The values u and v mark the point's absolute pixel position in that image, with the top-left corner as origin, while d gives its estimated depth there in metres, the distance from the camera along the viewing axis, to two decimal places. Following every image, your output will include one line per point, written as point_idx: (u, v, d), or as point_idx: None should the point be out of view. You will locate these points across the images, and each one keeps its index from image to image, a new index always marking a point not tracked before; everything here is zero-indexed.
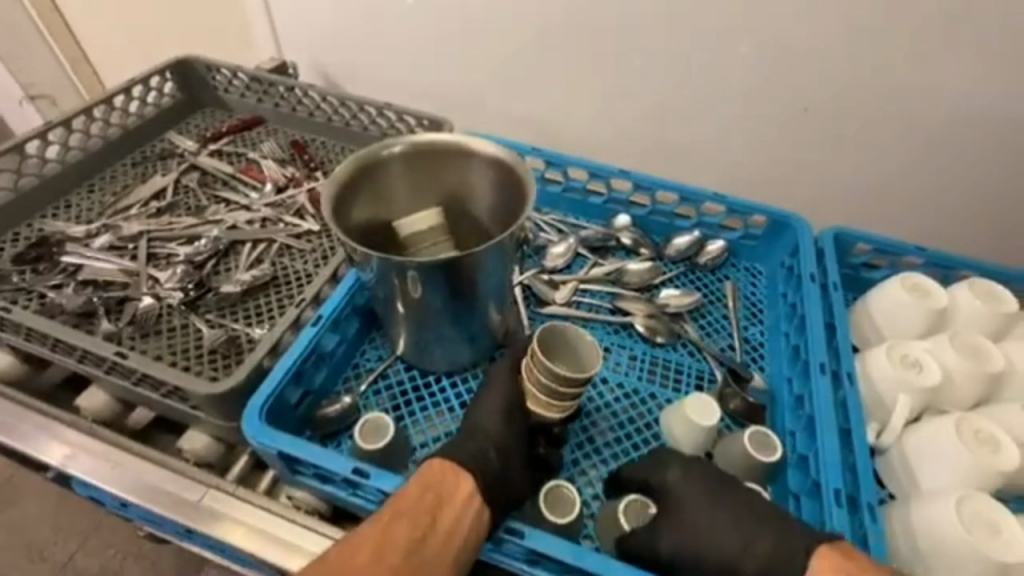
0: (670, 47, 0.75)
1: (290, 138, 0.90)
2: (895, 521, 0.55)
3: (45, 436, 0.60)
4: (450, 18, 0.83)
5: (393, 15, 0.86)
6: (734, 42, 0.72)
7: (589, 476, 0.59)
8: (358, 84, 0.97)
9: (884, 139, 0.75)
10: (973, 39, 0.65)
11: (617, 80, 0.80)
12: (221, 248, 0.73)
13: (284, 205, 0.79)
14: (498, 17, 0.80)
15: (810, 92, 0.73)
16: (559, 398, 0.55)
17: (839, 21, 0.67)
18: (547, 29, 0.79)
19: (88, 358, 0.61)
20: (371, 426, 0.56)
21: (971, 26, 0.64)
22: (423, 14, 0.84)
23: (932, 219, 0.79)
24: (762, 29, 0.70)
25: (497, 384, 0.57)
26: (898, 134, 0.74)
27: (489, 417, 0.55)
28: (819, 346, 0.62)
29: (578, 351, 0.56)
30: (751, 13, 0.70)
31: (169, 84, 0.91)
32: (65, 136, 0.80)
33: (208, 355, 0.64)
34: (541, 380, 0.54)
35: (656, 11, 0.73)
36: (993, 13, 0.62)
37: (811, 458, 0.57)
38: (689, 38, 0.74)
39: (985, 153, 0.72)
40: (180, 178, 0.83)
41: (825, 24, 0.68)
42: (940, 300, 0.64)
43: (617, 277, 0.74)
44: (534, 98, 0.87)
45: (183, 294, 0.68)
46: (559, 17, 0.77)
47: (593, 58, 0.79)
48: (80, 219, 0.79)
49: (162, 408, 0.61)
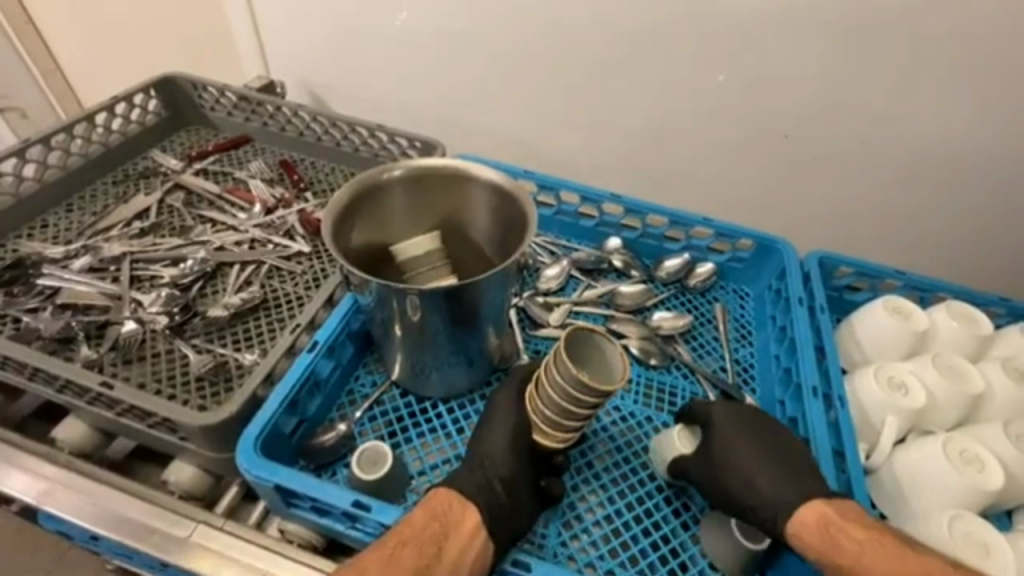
0: (662, 74, 0.77)
1: (278, 157, 0.89)
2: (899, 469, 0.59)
3: (18, 470, 0.58)
4: (442, 39, 0.84)
5: (385, 36, 0.86)
6: (723, 71, 0.75)
7: (588, 501, 0.59)
8: (349, 104, 0.97)
9: (863, 167, 0.78)
10: (963, 67, 0.67)
11: (607, 106, 0.82)
12: (208, 269, 0.72)
13: (273, 226, 0.78)
14: (491, 43, 0.82)
15: (799, 121, 0.76)
16: (566, 416, 0.53)
17: (826, 51, 0.70)
18: (541, 54, 0.81)
19: (70, 388, 0.58)
20: (370, 455, 0.55)
21: (961, 59, 0.67)
22: (418, 36, 0.85)
23: (909, 240, 0.82)
24: (749, 58, 0.73)
25: (498, 409, 0.57)
26: (879, 160, 0.77)
27: (492, 442, 0.55)
28: (810, 369, 0.64)
29: (598, 364, 0.53)
30: (739, 43, 0.72)
31: (154, 102, 0.89)
32: (45, 154, 0.78)
33: (195, 382, 0.62)
34: (545, 397, 0.54)
35: (648, 41, 0.75)
36: (984, 44, 0.65)
37: (800, 418, 0.63)
38: (681, 65, 0.76)
39: (962, 177, 0.75)
40: (165, 198, 0.81)
41: (814, 56, 0.71)
42: (920, 323, 0.66)
43: (610, 299, 0.75)
44: (528, 121, 0.88)
45: (169, 318, 0.66)
46: (552, 40, 0.79)
47: (588, 86, 0.81)
48: (57, 240, 0.76)
49: (147, 439, 0.58)
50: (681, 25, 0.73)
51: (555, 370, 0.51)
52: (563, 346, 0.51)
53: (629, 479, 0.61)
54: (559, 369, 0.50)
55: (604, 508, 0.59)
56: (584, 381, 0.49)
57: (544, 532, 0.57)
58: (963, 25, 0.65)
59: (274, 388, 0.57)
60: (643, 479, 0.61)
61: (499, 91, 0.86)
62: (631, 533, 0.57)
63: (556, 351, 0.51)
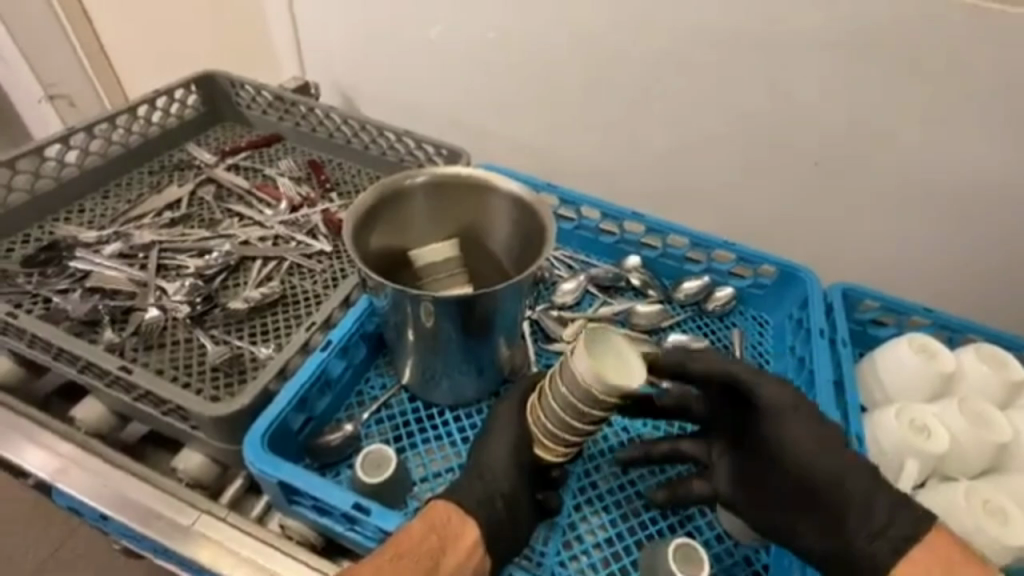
0: (690, 91, 0.77)
1: (307, 156, 0.91)
2: None
3: (36, 446, 0.59)
4: (465, 46, 0.85)
5: (412, 39, 0.88)
6: (749, 91, 0.74)
7: (590, 522, 0.58)
8: (378, 108, 0.99)
9: (907, 200, 0.76)
10: (1005, 101, 0.65)
11: (621, 118, 0.83)
12: (231, 262, 0.73)
13: (298, 224, 0.79)
14: (515, 52, 0.83)
15: (819, 138, 0.75)
16: (568, 429, 0.53)
17: (860, 77, 0.69)
18: (559, 62, 0.81)
19: (91, 369, 0.60)
20: (373, 458, 0.55)
21: (1003, 92, 0.65)
22: (444, 41, 0.86)
23: (945, 281, 0.80)
24: (778, 79, 0.72)
25: (501, 416, 0.57)
26: (924, 199, 0.75)
27: (495, 453, 0.55)
28: (828, 404, 0.62)
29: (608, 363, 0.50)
30: (766, 63, 0.72)
31: (193, 97, 0.92)
32: (86, 142, 0.81)
33: (211, 372, 0.63)
34: (548, 409, 0.53)
35: (671, 55, 0.75)
36: None
37: None
38: (707, 83, 0.75)
39: (1003, 219, 0.73)
40: (196, 190, 0.84)
41: (845, 81, 0.70)
42: (946, 364, 0.64)
43: (626, 318, 0.74)
44: (556, 135, 0.88)
45: (190, 308, 0.68)
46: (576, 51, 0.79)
47: (600, 95, 0.82)
48: (91, 225, 0.79)
49: (160, 425, 0.60)
50: (707, 42, 0.73)
51: (566, 384, 0.50)
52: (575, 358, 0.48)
53: (631, 503, 0.60)
54: (572, 383, 0.49)
55: (605, 530, 0.58)
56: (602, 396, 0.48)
57: (543, 549, 0.56)
58: (1007, 57, 0.63)
59: (286, 384, 0.58)
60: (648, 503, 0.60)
61: (522, 100, 0.87)
62: (632, 558, 0.56)
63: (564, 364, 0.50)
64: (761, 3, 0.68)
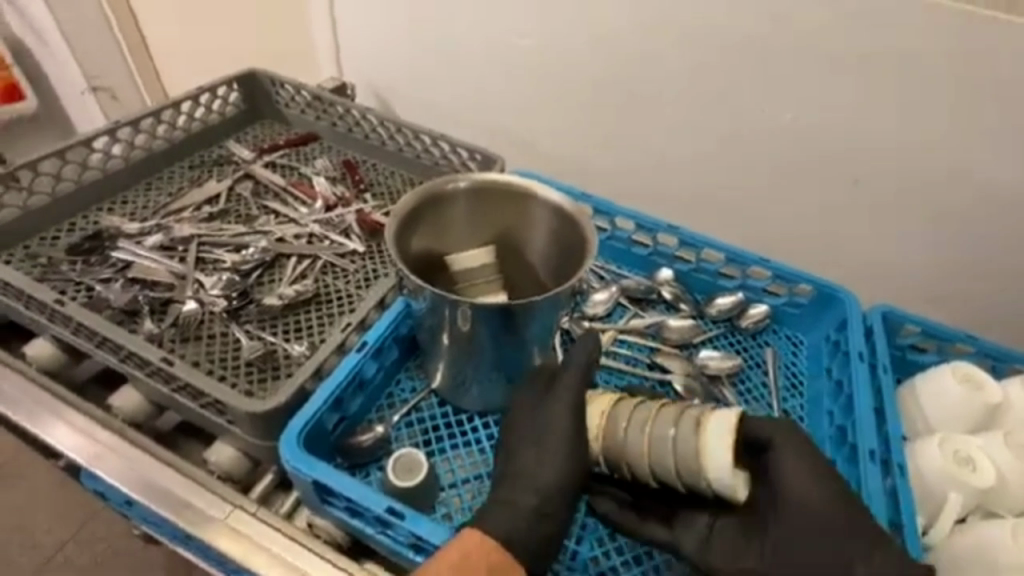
0: (694, 95, 0.77)
1: (342, 156, 0.92)
2: (957, 547, 0.56)
3: (75, 432, 0.61)
4: (493, 49, 0.86)
5: (441, 41, 0.89)
6: (782, 101, 0.73)
7: (618, 538, 0.58)
8: (411, 110, 0.99)
9: (897, 203, 0.75)
10: None
11: (657, 130, 0.82)
12: (267, 259, 0.74)
13: (332, 223, 0.80)
14: (541, 55, 0.83)
15: (854, 153, 0.73)
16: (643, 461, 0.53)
17: (882, 86, 0.68)
18: (583, 66, 0.81)
19: (132, 359, 0.61)
20: (405, 462, 0.55)
21: None
22: (472, 44, 0.87)
23: (942, 284, 0.78)
24: (812, 91, 0.71)
25: (553, 415, 0.54)
26: (917, 199, 0.73)
27: (530, 469, 0.53)
28: (868, 431, 0.61)
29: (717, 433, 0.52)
30: (801, 73, 0.71)
31: (235, 95, 0.94)
32: (132, 135, 0.83)
33: (245, 367, 0.64)
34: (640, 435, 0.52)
35: (699, 63, 0.75)
36: None
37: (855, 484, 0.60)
38: (738, 92, 0.75)
39: (1002, 226, 0.71)
40: (234, 186, 0.85)
41: (878, 93, 0.68)
42: (993, 395, 0.62)
43: (657, 331, 0.73)
44: (565, 135, 0.89)
45: (227, 303, 0.69)
46: (599, 56, 0.80)
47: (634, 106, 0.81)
48: (134, 216, 0.80)
49: (195, 417, 0.60)
50: (737, 51, 0.72)
51: (680, 453, 0.50)
52: (710, 429, 0.50)
53: None
54: (688, 457, 0.50)
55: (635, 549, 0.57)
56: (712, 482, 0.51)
57: (577, 549, 0.58)
58: None
59: (322, 383, 0.59)
60: None
61: (542, 103, 0.87)
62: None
63: (683, 431, 0.51)
64: (806, 18, 0.67)
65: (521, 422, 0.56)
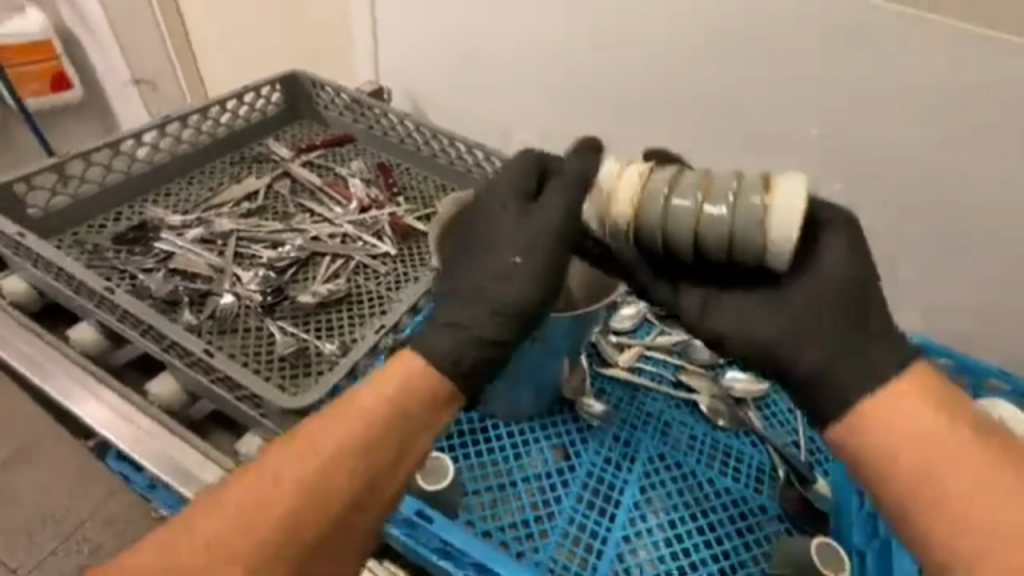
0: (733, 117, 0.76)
1: (377, 159, 0.93)
2: None
3: (111, 415, 0.63)
4: (529, 60, 0.87)
5: (477, 51, 0.90)
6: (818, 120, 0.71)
7: (639, 555, 0.57)
8: (446, 118, 1.01)
9: (910, 231, 0.72)
10: None
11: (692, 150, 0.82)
12: (302, 257, 0.76)
13: (366, 224, 0.82)
14: (577, 68, 0.83)
15: (893, 182, 0.71)
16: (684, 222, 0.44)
17: (910, 105, 0.66)
18: (610, 75, 0.81)
19: (173, 348, 0.63)
20: (433, 466, 0.58)
21: None
22: (510, 55, 0.88)
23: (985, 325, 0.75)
24: (852, 116, 0.70)
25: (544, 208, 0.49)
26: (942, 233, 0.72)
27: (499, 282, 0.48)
28: None
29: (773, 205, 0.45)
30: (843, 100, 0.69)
31: (277, 94, 0.96)
32: (179, 130, 0.86)
33: (278, 361, 0.66)
34: (688, 187, 0.44)
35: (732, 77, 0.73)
36: None
37: None
38: (772, 112, 0.72)
39: (1006, 255, 0.68)
40: (273, 183, 0.87)
41: (914, 113, 0.65)
42: None
43: (683, 350, 0.71)
44: None
45: (262, 298, 0.71)
46: (625, 63, 0.79)
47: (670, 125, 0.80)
48: (176, 208, 0.83)
49: (229, 407, 0.62)
50: None
51: (740, 207, 0.43)
52: (780, 190, 0.43)
53: (681, 542, 0.58)
54: (748, 212, 0.43)
55: (655, 567, 0.56)
56: (766, 247, 0.43)
57: (596, 562, 0.56)
58: None
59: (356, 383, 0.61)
60: (697, 543, 0.58)
61: (572, 114, 0.87)
62: None
63: (745, 191, 0.44)
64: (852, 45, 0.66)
65: (485, 221, 0.51)
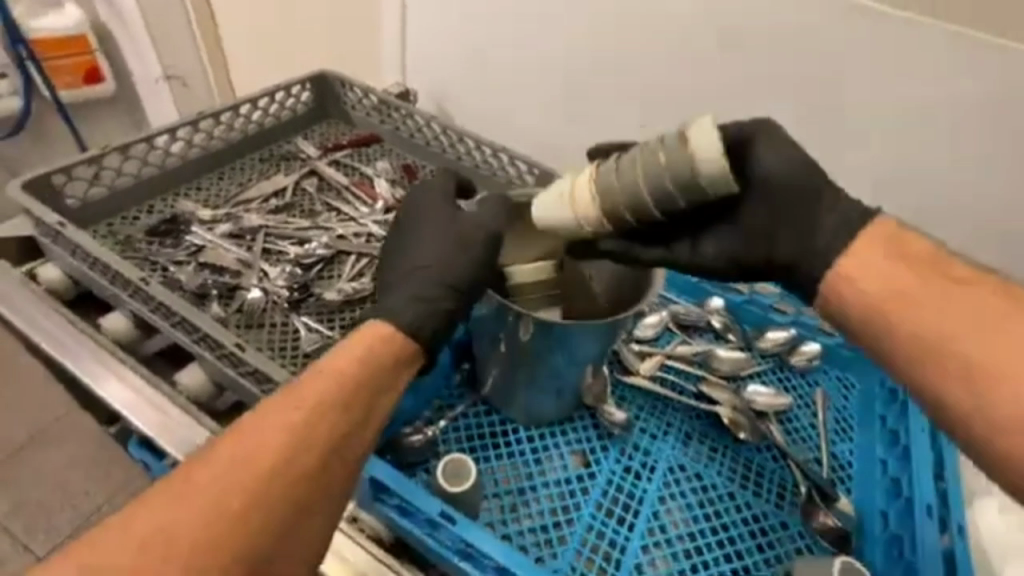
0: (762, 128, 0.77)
1: (402, 160, 0.94)
2: None
3: (140, 404, 0.64)
4: (556, 67, 0.91)
5: (505, 57, 0.95)
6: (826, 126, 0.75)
7: (658, 566, 0.56)
8: (469, 119, 1.06)
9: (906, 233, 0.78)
10: None
11: None
12: (327, 255, 0.77)
13: (391, 224, 0.82)
14: (604, 76, 0.87)
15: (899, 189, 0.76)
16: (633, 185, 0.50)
17: (908, 117, 0.72)
18: (628, 75, 0.86)
19: (205, 340, 0.65)
20: (453, 467, 0.56)
21: None
22: (538, 62, 0.92)
23: None
24: None
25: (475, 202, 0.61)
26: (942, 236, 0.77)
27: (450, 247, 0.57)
28: (926, 486, 0.61)
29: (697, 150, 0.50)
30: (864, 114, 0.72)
31: (306, 94, 0.97)
32: (212, 126, 0.88)
33: (303, 358, 0.67)
34: (627, 160, 0.51)
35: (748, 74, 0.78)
36: None
37: (905, 536, 0.59)
38: None
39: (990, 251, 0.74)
40: (300, 181, 0.88)
41: (908, 118, 0.71)
42: None
43: (704, 359, 0.71)
44: None
45: (289, 294, 0.72)
46: (642, 67, 0.83)
47: None
48: (206, 203, 0.84)
49: (254, 401, 0.63)
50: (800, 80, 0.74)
51: (671, 160, 0.49)
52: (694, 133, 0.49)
53: (700, 555, 0.58)
54: (678, 164, 0.49)
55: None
56: (708, 184, 0.49)
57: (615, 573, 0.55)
58: None
59: None
60: (716, 556, 0.58)
61: (596, 119, 0.92)
62: None
63: (667, 145, 0.49)
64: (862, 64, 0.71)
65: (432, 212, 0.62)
